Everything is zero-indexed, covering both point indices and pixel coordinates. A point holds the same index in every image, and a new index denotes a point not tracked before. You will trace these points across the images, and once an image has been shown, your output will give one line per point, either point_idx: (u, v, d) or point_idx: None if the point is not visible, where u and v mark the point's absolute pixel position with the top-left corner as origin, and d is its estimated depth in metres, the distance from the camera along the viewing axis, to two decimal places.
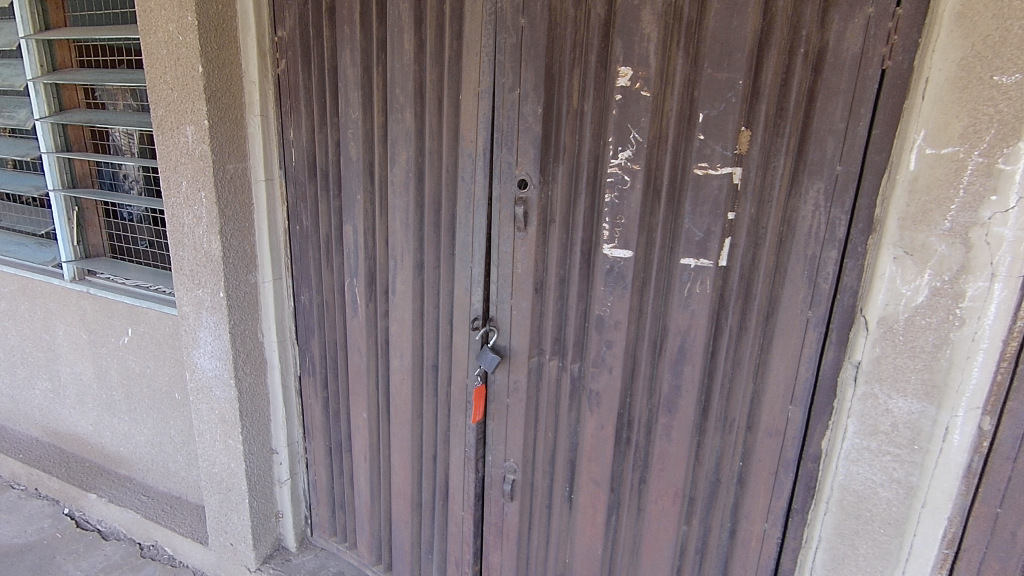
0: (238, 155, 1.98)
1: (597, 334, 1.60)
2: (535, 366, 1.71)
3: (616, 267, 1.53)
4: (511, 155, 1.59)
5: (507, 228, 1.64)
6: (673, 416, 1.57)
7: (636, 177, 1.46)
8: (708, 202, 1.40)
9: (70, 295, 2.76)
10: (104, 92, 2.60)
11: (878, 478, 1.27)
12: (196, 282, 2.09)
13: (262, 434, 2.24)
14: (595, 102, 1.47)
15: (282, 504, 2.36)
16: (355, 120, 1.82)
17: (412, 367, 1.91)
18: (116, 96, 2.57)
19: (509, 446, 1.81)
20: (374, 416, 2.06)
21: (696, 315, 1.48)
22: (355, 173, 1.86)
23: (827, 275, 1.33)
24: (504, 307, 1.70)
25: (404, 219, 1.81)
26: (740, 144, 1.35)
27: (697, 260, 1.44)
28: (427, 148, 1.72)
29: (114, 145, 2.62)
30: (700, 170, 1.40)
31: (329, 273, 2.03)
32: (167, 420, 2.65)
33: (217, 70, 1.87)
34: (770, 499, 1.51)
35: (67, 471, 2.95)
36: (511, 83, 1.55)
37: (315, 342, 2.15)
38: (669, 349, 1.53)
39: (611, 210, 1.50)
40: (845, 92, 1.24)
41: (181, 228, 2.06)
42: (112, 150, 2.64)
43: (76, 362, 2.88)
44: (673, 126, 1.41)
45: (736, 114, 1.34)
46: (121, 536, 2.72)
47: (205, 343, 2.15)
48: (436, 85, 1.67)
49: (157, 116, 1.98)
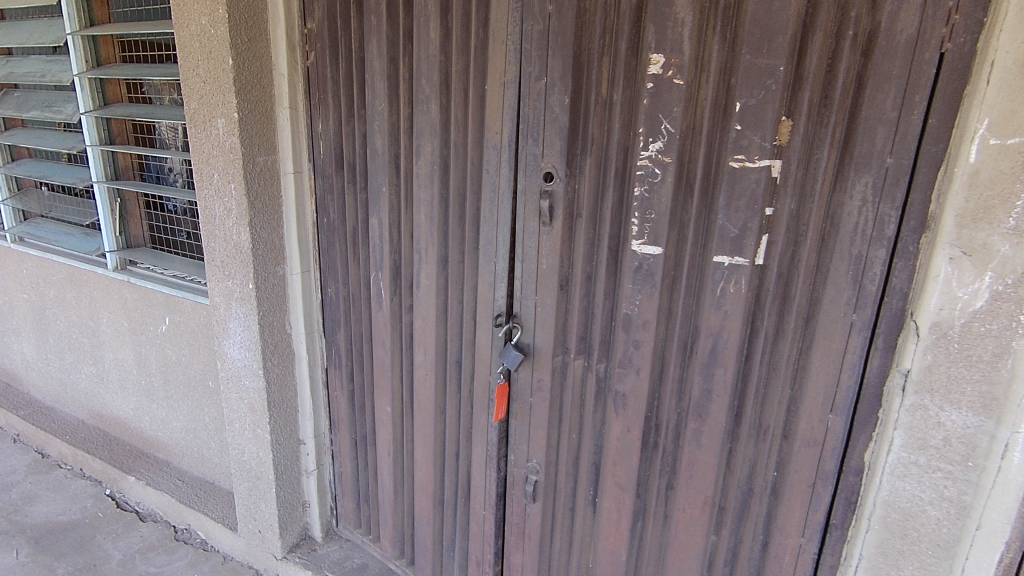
0: (267, 147, 1.98)
1: (624, 333, 1.54)
2: (559, 366, 1.65)
3: (645, 265, 1.47)
4: (537, 147, 1.54)
5: (532, 223, 1.58)
6: (703, 422, 1.52)
7: (667, 170, 1.39)
8: (744, 196, 1.33)
9: (113, 284, 2.85)
10: (149, 88, 2.67)
11: (926, 496, 1.21)
12: (226, 273, 2.11)
13: (289, 424, 2.26)
14: (625, 92, 1.40)
15: (308, 494, 2.38)
16: (381, 112, 1.80)
17: (435, 363, 1.88)
18: (161, 91, 2.63)
19: (531, 445, 1.76)
20: (397, 410, 2.05)
21: (729, 316, 1.42)
22: (381, 165, 1.84)
23: (874, 277, 1.27)
24: (528, 304, 1.65)
25: (429, 212, 1.77)
26: (780, 135, 1.28)
27: (732, 258, 1.38)
28: (453, 140, 1.68)
29: (159, 139, 2.69)
30: (737, 163, 1.32)
31: (356, 267, 2.02)
32: (201, 408, 2.70)
33: (247, 63, 1.87)
34: (806, 512, 1.46)
35: (109, 453, 3.05)
36: (537, 73, 1.50)
37: (341, 335, 2.14)
38: (700, 351, 1.47)
39: (640, 204, 1.44)
40: (898, 78, 1.16)
41: (212, 220, 2.08)
42: (158, 144, 2.71)
43: (119, 348, 2.97)
44: (707, 116, 1.33)
45: (776, 103, 1.26)
46: (158, 518, 2.80)
47: (234, 333, 2.17)
48: (461, 75, 1.63)
49: (190, 109, 2.00)
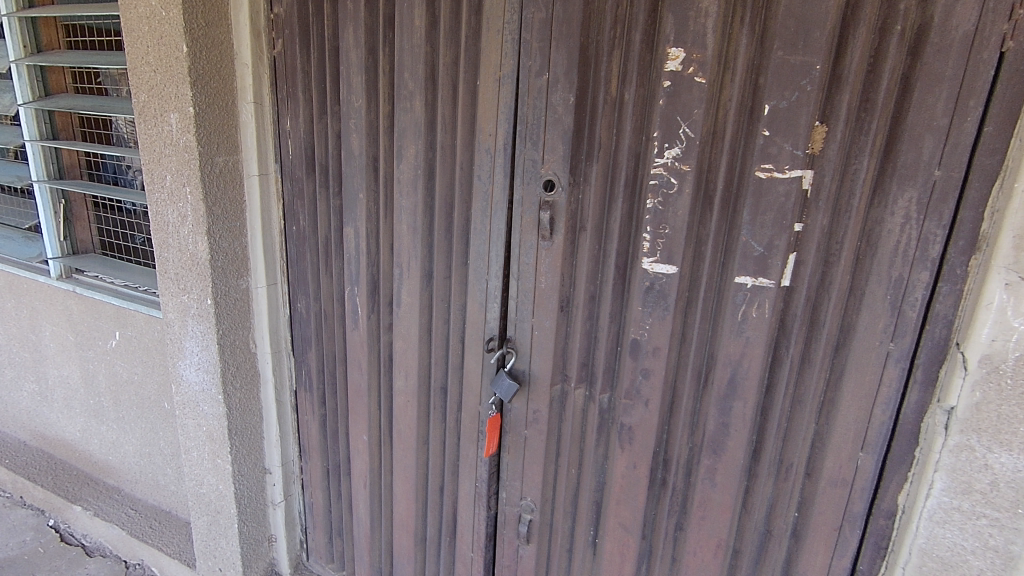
0: (228, 147, 1.76)
1: (632, 361, 1.38)
2: (558, 395, 1.49)
3: (656, 285, 1.31)
4: (537, 152, 1.37)
5: (530, 236, 1.41)
6: (718, 458, 1.36)
7: (685, 180, 1.23)
8: (771, 210, 1.19)
9: (56, 294, 2.58)
10: (108, 77, 2.39)
11: (969, 545, 1.08)
12: (181, 287, 1.88)
13: (254, 452, 2.05)
14: (637, 90, 1.25)
15: (275, 528, 2.16)
16: (357, 108, 1.60)
17: (418, 388, 1.69)
18: (119, 81, 2.38)
19: (525, 482, 1.58)
20: (375, 439, 1.85)
21: (751, 343, 1.27)
22: (357, 169, 1.64)
23: (915, 302, 1.13)
24: (523, 326, 1.48)
25: (411, 221, 1.58)
26: (814, 142, 1.14)
27: (756, 279, 1.23)
28: (439, 142, 1.50)
29: (117, 136, 2.41)
30: (764, 173, 1.18)
31: (328, 280, 1.82)
32: (156, 431, 2.46)
33: (205, 51, 1.66)
34: (830, 558, 1.32)
35: (53, 480, 2.77)
36: (538, 67, 1.33)
37: (312, 355, 1.94)
38: (717, 381, 1.32)
39: (653, 217, 1.28)
40: (951, 80, 1.03)
41: (165, 227, 1.85)
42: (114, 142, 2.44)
43: (63, 365, 2.70)
44: (731, 120, 1.18)
45: (811, 106, 1.12)
46: (106, 553, 2.54)
47: (191, 353, 1.95)
48: (450, 69, 1.45)
49: (139, 101, 1.77)
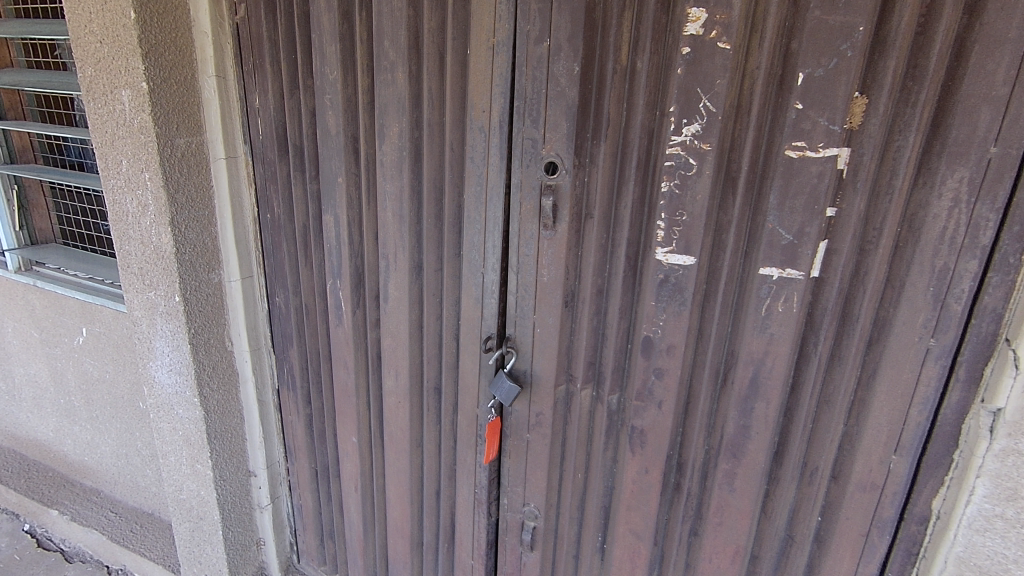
0: (190, 127, 1.59)
1: (644, 360, 1.26)
2: (563, 396, 1.37)
3: (672, 277, 1.18)
4: (537, 130, 1.22)
5: (530, 224, 1.27)
6: (738, 462, 1.26)
7: (705, 161, 1.10)
8: (802, 194, 1.05)
9: (15, 288, 2.39)
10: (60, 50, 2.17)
11: (1012, 554, 0.97)
12: (146, 283, 1.72)
13: (236, 454, 1.92)
14: (652, 58, 1.10)
15: (262, 531, 2.05)
16: (333, 82, 1.43)
17: (410, 389, 1.57)
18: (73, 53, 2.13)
19: (528, 488, 1.48)
20: (365, 440, 1.73)
21: (776, 340, 1.14)
22: (335, 150, 1.48)
23: (960, 294, 1.00)
24: (524, 324, 1.35)
25: (397, 209, 1.43)
26: (853, 116, 1.00)
27: (783, 270, 1.10)
28: (425, 119, 1.34)
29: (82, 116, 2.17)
30: (796, 152, 1.04)
31: (308, 272, 1.67)
32: (132, 431, 2.32)
33: (156, 18, 1.47)
34: (856, 566, 1.22)
35: (26, 482, 2.63)
36: (538, 32, 1.17)
37: (294, 353, 1.80)
38: (737, 381, 1.21)
39: (668, 203, 1.15)
40: (1015, 41, 0.88)
41: (124, 217, 1.68)
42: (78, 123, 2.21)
43: (29, 363, 2.53)
44: (759, 91, 1.04)
45: (851, 75, 0.98)
46: (87, 558, 2.42)
47: (161, 354, 1.80)
48: (437, 36, 1.28)
49: (86, 77, 1.58)
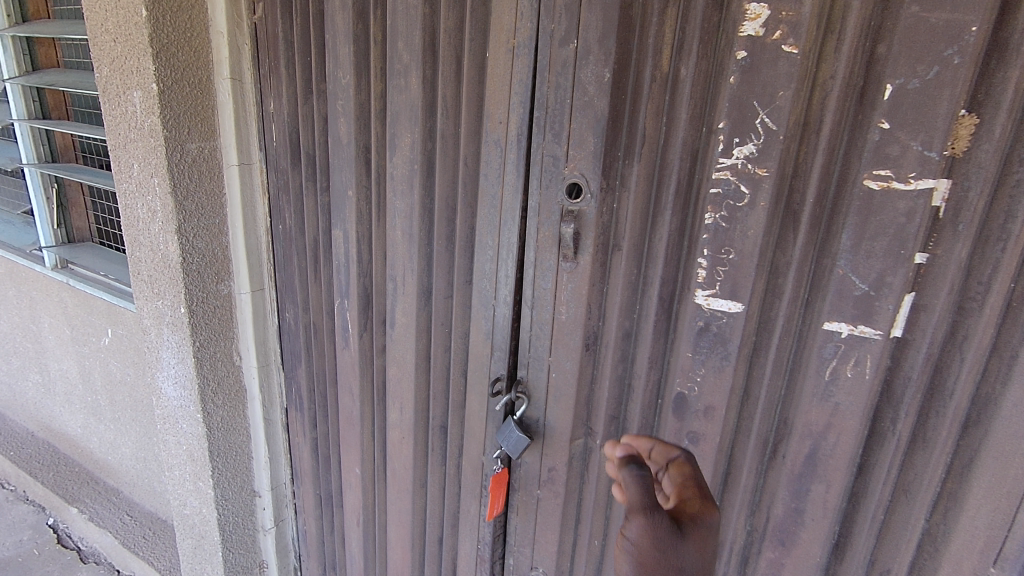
0: (203, 131, 1.51)
1: (675, 419, 1.06)
2: (580, 451, 1.19)
3: (713, 326, 0.99)
4: (559, 146, 1.05)
5: (548, 253, 1.11)
6: (785, 552, 1.03)
7: (759, 190, 0.90)
8: (884, 235, 0.84)
9: (52, 285, 2.42)
10: None
11: None
12: (154, 291, 1.66)
13: (240, 473, 1.83)
14: (698, 63, 0.92)
15: (265, 554, 1.95)
16: (345, 87, 1.31)
17: (414, 425, 1.42)
18: None
19: (537, 549, 1.30)
20: (368, 473, 1.60)
21: (841, 412, 0.92)
22: (346, 161, 1.36)
23: None
24: (539, 365, 1.18)
25: (406, 227, 1.30)
26: (957, 141, 0.78)
27: (854, 327, 0.88)
28: (439, 130, 1.20)
29: None
30: (878, 182, 0.83)
31: (317, 289, 1.56)
32: (149, 436, 2.28)
33: (170, 16, 1.40)
34: None
35: (54, 476, 2.66)
36: (565, 32, 1.01)
37: (302, 372, 1.69)
38: (789, 455, 0.99)
39: (711, 238, 0.96)
40: None
41: (136, 224, 1.62)
42: None
43: (62, 359, 2.56)
44: (831, 107, 0.84)
45: (957, 87, 0.76)
46: (101, 560, 2.41)
47: (168, 366, 1.73)
48: (453, 37, 1.14)
49: (102, 77, 1.53)
